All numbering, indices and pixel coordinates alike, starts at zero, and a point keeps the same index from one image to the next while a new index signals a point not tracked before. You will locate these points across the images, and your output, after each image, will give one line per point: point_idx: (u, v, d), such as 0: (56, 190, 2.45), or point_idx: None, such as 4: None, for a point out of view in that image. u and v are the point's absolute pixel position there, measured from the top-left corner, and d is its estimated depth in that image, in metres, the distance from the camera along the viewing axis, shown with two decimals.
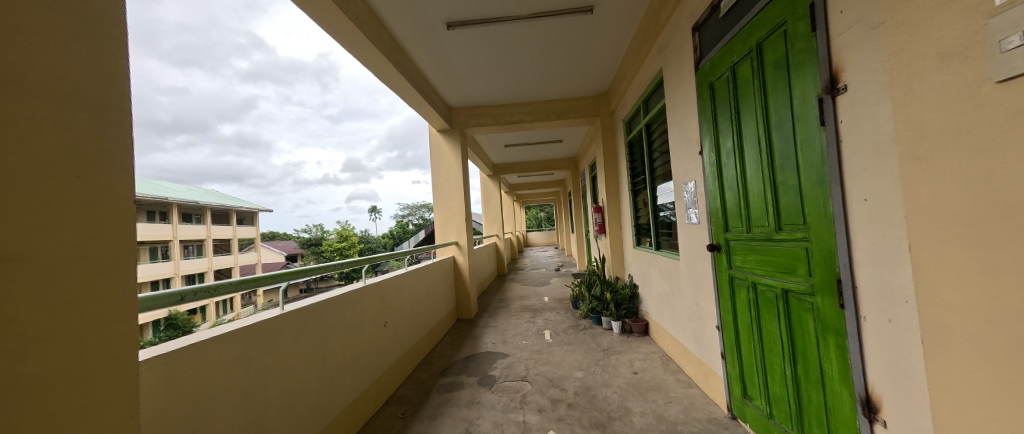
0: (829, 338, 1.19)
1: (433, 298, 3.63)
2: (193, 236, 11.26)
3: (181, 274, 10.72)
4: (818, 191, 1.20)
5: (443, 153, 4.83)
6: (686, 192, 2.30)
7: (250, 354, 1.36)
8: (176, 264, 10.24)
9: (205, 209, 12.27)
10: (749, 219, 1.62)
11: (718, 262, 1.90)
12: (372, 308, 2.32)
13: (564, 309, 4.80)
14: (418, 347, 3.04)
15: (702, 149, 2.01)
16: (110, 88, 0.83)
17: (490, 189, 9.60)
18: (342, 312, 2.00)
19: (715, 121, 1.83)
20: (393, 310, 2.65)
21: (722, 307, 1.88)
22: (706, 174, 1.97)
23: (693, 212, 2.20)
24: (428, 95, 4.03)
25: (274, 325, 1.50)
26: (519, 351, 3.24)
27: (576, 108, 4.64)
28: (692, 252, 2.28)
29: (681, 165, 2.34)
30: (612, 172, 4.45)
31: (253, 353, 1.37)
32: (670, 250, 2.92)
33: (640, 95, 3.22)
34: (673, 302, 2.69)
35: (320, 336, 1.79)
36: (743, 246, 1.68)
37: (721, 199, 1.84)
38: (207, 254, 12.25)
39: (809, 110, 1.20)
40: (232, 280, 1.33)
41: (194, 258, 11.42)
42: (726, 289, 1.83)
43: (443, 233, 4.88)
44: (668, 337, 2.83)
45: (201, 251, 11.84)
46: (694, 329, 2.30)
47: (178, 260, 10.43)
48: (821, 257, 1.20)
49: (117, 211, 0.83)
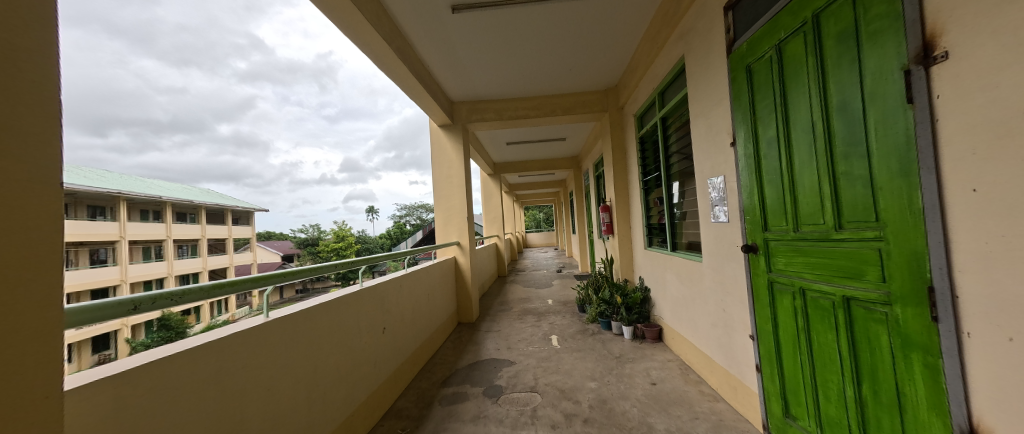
0: (912, 357, 1.00)
1: (434, 302, 3.43)
2: (187, 236, 11.03)
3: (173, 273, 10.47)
4: (899, 182, 1.01)
5: (444, 148, 4.64)
6: (713, 188, 2.11)
7: (229, 369, 1.16)
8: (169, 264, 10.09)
9: (200, 207, 12.02)
10: (796, 216, 1.44)
11: (754, 265, 1.72)
12: (369, 313, 2.12)
13: (569, 312, 4.61)
14: (419, 354, 2.85)
15: (736, 140, 1.82)
16: (31, 31, 0.62)
17: (490, 189, 9.43)
18: (338, 318, 1.80)
19: (753, 108, 1.65)
20: (392, 314, 2.45)
21: (758, 314, 1.70)
22: (740, 168, 1.79)
23: (721, 210, 2.02)
24: (429, 86, 3.83)
25: (257, 334, 1.29)
26: (526, 358, 3.05)
27: (583, 103, 4.45)
28: (718, 254, 2.09)
29: (707, 159, 2.17)
30: (621, 170, 4.28)
31: (232, 368, 1.17)
32: (688, 251, 2.74)
33: (656, 87, 3.04)
34: (693, 307, 2.51)
35: (312, 346, 1.59)
36: (787, 247, 1.49)
37: (758, 194, 1.65)
38: (200, 254, 12.00)
39: (889, 86, 1.01)
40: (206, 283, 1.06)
41: (188, 257, 11.18)
42: (764, 295, 1.64)
43: (444, 233, 4.67)
44: (686, 344, 2.64)
45: (196, 251, 11.60)
46: (720, 337, 2.11)
47: (170, 260, 10.21)
48: (902, 260, 1.01)
49: (38, 196, 0.62)
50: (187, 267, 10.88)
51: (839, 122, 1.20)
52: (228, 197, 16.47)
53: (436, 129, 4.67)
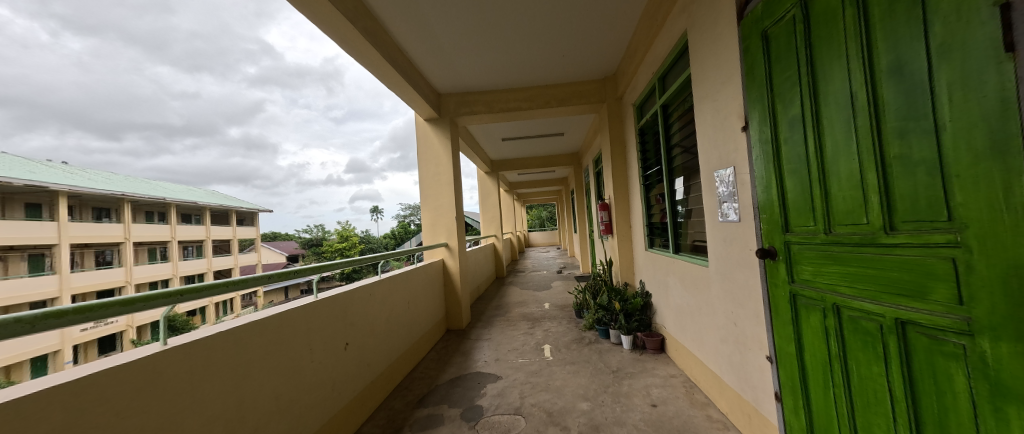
0: (1006, 411, 0.70)
1: (415, 309, 3.18)
2: (189, 237, 11.00)
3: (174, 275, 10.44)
4: (989, 164, 0.71)
5: (432, 144, 4.37)
6: (720, 182, 1.82)
7: (84, 421, 0.91)
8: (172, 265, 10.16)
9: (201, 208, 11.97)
10: (827, 214, 1.15)
11: (770, 272, 1.44)
12: (323, 327, 1.93)
13: (566, 318, 4.32)
14: (394, 368, 2.61)
15: (748, 123, 1.53)
16: None
17: (488, 187, 9.10)
18: (267, 337, 1.55)
19: (771, 83, 1.36)
20: (358, 328, 2.24)
21: (776, 332, 1.42)
22: (754, 158, 1.50)
23: (730, 207, 1.73)
24: (411, 77, 3.56)
25: (134, 371, 1.04)
26: (514, 372, 2.78)
27: (579, 93, 4.15)
28: (728, 259, 1.80)
29: (714, 148, 1.87)
30: (620, 165, 3.97)
31: (89, 419, 0.93)
32: (693, 253, 2.45)
33: (655, 70, 2.74)
34: (699, 318, 2.22)
35: (226, 375, 1.34)
36: (818, 253, 1.20)
37: (777, 189, 1.37)
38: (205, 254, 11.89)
39: (973, 29, 0.72)
40: (32, 312, 0.88)
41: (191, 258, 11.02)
42: (786, 309, 1.36)
43: (431, 234, 4.38)
44: (692, 358, 2.35)
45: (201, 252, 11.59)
46: (731, 355, 1.83)
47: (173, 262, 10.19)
48: (992, 275, 0.72)
49: None
50: (192, 268, 10.96)
51: (891, 90, 0.92)
52: (231, 197, 16.44)
53: (422, 124, 4.41)
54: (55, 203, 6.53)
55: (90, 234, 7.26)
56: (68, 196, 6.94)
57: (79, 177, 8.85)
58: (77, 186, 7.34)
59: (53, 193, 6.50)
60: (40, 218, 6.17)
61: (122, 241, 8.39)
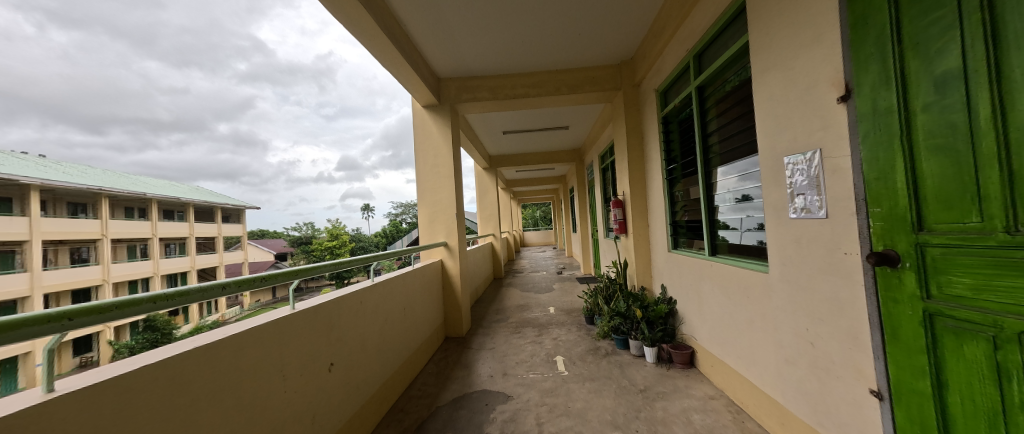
0: None
1: (411, 317, 2.78)
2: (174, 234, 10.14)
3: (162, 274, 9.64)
4: None
5: (430, 133, 3.96)
6: (794, 170, 1.49)
7: None
8: (156, 262, 9.44)
9: (185, 204, 11.28)
10: (1009, 207, 0.81)
11: (887, 283, 1.10)
12: (302, 346, 1.53)
13: (574, 325, 3.98)
14: (387, 388, 2.22)
15: (850, 92, 1.19)
16: None
17: (485, 184, 8.68)
18: (221, 367, 1.15)
19: (899, 32, 1.01)
20: (345, 344, 1.84)
21: (892, 361, 1.10)
22: (860, 135, 1.16)
23: (810, 200, 1.40)
24: (410, 56, 3.15)
25: None
26: (526, 390, 2.42)
27: (593, 80, 3.79)
28: (805, 265, 1.46)
29: (787, 129, 1.52)
30: (638, 157, 3.61)
31: None
32: (736, 256, 2.12)
33: (691, 47, 2.40)
34: (749, 332, 1.89)
35: (151, 430, 0.94)
36: (987, 260, 0.87)
37: (903, 174, 1.03)
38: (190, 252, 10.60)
39: None
40: None
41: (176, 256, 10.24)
42: (916, 334, 1.03)
43: (429, 232, 3.96)
44: (736, 378, 2.03)
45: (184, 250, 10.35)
46: (804, 382, 1.50)
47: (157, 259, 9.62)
48: None
49: None
50: (179, 265, 9.95)
51: None
52: (217, 193, 15.71)
53: (420, 111, 4.00)
54: (27, 196, 6.04)
55: (65, 231, 6.74)
56: (40, 189, 6.45)
57: (51, 169, 8.21)
58: (51, 179, 6.80)
59: (24, 186, 6.00)
60: (12, 213, 5.75)
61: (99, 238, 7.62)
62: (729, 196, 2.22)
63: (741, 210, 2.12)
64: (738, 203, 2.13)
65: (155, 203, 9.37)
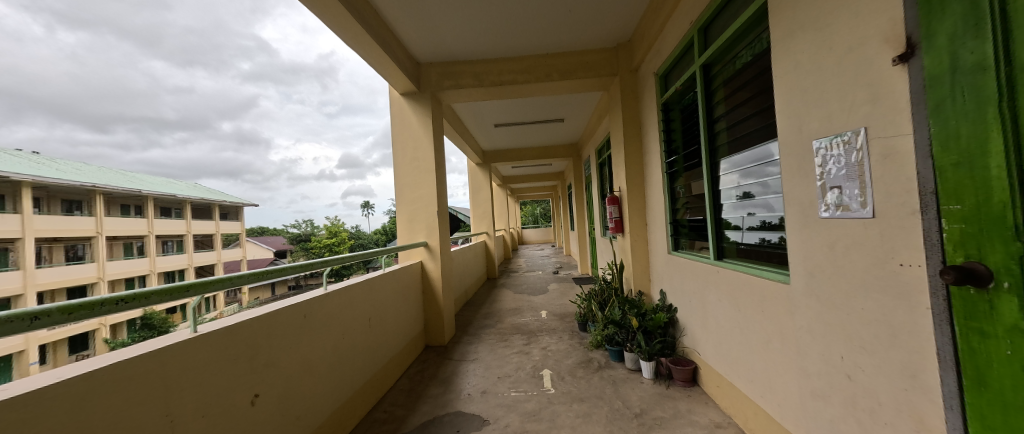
0: None
1: (379, 328, 2.49)
2: (171, 232, 9.86)
3: (158, 274, 9.27)
4: None
5: (410, 124, 3.65)
6: (829, 158, 1.19)
7: None
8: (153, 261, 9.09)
9: (184, 201, 10.41)
10: None
11: (969, 310, 0.79)
12: (208, 377, 1.22)
13: (567, 331, 3.70)
14: (341, 415, 1.92)
15: (913, 49, 0.89)
16: None
17: (478, 180, 8.32)
18: (68, 418, 0.85)
19: None
20: (277, 369, 1.53)
21: (974, 415, 0.79)
22: (931, 107, 0.85)
23: (848, 195, 1.12)
24: (383, 37, 2.82)
25: None
26: (507, 413, 2.12)
27: (587, 65, 3.48)
28: (843, 277, 1.16)
29: (819, 107, 1.22)
30: (635, 150, 3.31)
31: None
32: (746, 261, 1.83)
33: (696, 18, 2.07)
34: (765, 354, 1.59)
35: None
36: None
37: (1003, 157, 0.71)
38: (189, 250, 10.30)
39: None
40: None
41: (173, 254, 9.65)
42: (1017, 384, 0.71)
43: (409, 231, 3.66)
44: (748, 404, 1.74)
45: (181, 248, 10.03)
46: (838, 422, 1.20)
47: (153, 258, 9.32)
48: None
49: None
50: (176, 262, 9.56)
51: None
52: (214, 190, 15.43)
53: (399, 100, 3.68)
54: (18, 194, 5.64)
55: (57, 228, 6.23)
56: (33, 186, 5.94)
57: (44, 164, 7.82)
58: (45, 176, 6.25)
59: (16, 184, 5.64)
60: None
61: (95, 235, 7.20)
62: (730, 193, 1.98)
63: (741, 208, 1.88)
64: (739, 200, 1.89)
65: (150, 201, 9.03)
